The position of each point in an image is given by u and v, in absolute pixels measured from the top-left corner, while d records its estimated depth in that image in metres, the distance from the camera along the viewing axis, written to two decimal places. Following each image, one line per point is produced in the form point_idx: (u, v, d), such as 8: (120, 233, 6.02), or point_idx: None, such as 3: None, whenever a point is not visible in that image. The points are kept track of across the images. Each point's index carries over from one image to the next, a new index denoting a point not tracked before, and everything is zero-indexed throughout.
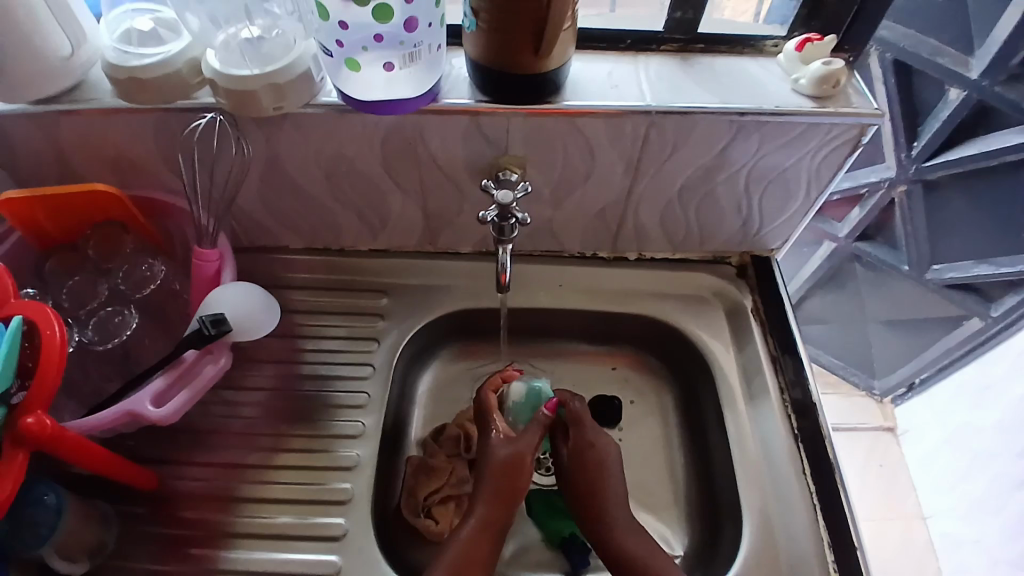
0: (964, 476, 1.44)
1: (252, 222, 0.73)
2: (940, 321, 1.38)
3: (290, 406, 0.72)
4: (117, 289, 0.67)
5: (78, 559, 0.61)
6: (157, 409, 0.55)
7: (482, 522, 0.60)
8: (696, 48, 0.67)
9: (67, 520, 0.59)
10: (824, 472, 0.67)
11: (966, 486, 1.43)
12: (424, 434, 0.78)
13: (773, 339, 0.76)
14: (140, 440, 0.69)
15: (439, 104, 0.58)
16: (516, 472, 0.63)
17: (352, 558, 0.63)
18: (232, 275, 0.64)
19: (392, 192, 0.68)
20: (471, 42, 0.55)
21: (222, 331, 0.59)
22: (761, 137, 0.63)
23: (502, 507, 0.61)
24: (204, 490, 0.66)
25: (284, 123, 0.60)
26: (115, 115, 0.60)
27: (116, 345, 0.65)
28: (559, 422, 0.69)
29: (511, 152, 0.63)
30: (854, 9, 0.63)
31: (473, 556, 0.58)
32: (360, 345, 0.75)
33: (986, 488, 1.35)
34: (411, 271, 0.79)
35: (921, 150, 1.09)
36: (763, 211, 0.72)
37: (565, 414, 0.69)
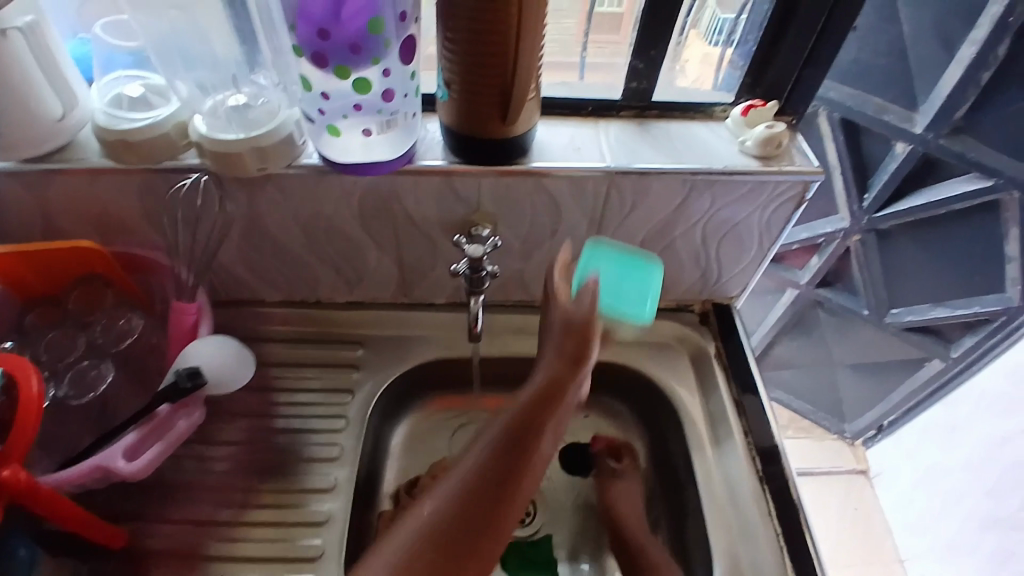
0: (938, 516, 1.47)
1: (232, 276, 0.75)
2: (902, 364, 1.43)
3: (262, 460, 0.72)
4: (94, 342, 0.68)
5: None
6: (128, 464, 0.56)
7: (491, 444, 0.53)
8: (652, 114, 0.73)
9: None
10: (789, 511, 0.69)
11: (942, 527, 1.46)
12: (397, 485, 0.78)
13: (735, 383, 0.79)
14: (113, 495, 0.69)
15: (413, 165, 0.61)
16: (524, 455, 0.53)
17: None
18: (208, 328, 0.66)
19: (370, 246, 0.71)
20: (444, 109, 0.59)
21: (197, 384, 0.60)
22: (712, 195, 0.68)
23: (525, 427, 0.54)
24: (175, 547, 0.66)
25: (266, 183, 0.63)
26: (103, 175, 0.62)
27: (92, 399, 0.65)
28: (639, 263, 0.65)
29: (482, 209, 0.67)
30: (793, 79, 0.70)
31: (474, 491, 0.50)
32: (335, 397, 0.76)
33: (963, 527, 1.38)
34: (386, 323, 0.81)
35: (871, 202, 1.17)
36: (720, 262, 0.77)
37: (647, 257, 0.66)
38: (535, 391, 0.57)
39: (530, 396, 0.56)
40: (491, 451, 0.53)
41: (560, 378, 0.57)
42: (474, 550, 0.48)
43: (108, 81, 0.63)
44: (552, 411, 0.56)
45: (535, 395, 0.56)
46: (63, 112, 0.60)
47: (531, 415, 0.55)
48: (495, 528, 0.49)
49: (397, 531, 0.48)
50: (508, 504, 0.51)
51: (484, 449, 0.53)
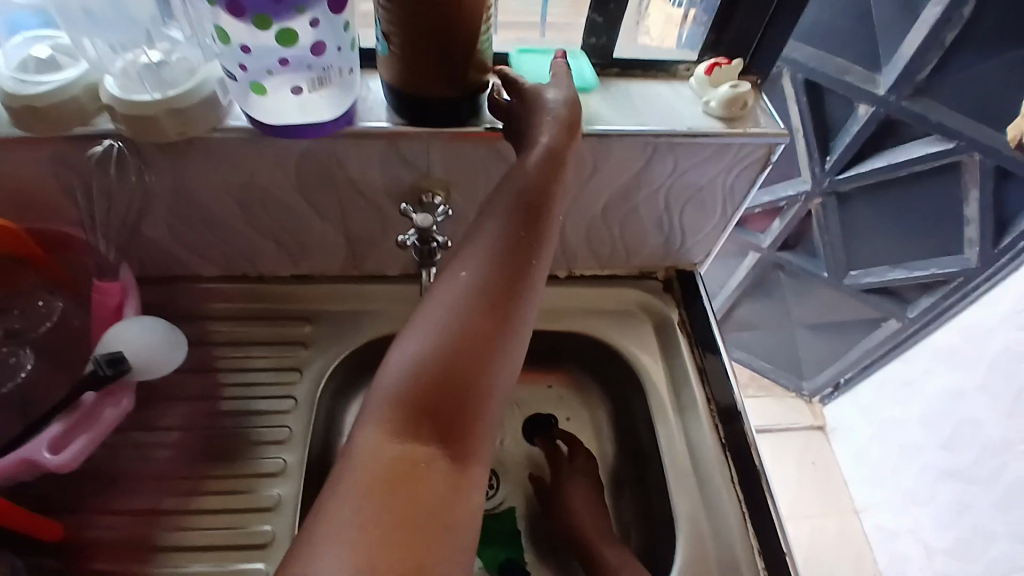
0: (892, 468, 1.51)
1: (164, 252, 0.70)
2: (860, 323, 1.45)
3: (207, 446, 0.68)
4: (12, 329, 0.63)
5: None
6: (54, 458, 0.52)
7: (482, 263, 0.45)
8: (612, 72, 0.69)
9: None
10: (752, 476, 0.68)
11: (895, 479, 1.50)
12: None
13: (697, 347, 0.77)
14: (45, 489, 0.64)
15: (355, 128, 0.57)
16: (524, 254, 0.46)
17: None
18: (135, 309, 0.60)
19: (313, 217, 0.67)
20: (385, 66, 0.54)
21: (120, 369, 0.55)
22: (676, 158, 0.65)
23: (525, 222, 0.47)
24: (117, 540, 0.62)
25: (191, 149, 0.57)
26: (5, 144, 0.56)
27: (14, 389, 0.61)
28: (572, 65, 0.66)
29: (433, 175, 0.62)
30: (758, 35, 0.66)
31: (471, 329, 0.42)
32: (284, 377, 0.72)
33: (916, 479, 1.42)
34: (336, 297, 0.77)
35: (833, 164, 1.16)
36: (683, 228, 0.74)
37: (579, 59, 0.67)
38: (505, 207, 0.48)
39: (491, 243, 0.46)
40: (474, 273, 0.45)
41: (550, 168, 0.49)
42: (475, 383, 0.41)
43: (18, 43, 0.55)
44: (531, 231, 0.47)
45: (506, 206, 0.48)
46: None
47: (498, 221, 0.47)
48: (487, 365, 0.42)
49: (379, 384, 0.42)
50: (501, 323, 0.43)
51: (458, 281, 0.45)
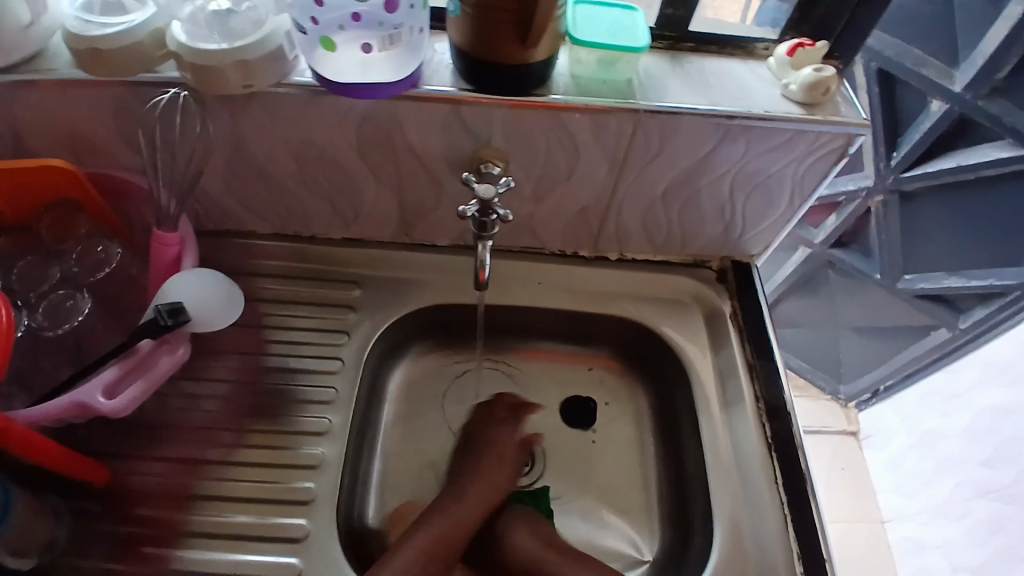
0: (928, 481, 1.46)
1: (218, 206, 0.70)
2: (908, 330, 1.39)
3: (253, 401, 0.69)
4: (70, 272, 0.64)
5: (30, 554, 0.57)
6: (107, 402, 0.52)
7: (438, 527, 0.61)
8: (686, 46, 0.66)
9: (23, 516, 0.56)
10: (797, 481, 0.66)
11: (929, 493, 1.46)
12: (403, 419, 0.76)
13: (749, 345, 0.74)
14: (93, 432, 0.66)
15: (419, 90, 0.55)
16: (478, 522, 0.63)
17: (311, 562, 0.60)
18: (192, 262, 0.60)
19: (367, 180, 0.66)
20: (455, 27, 0.53)
21: (180, 321, 0.55)
22: (748, 142, 0.61)
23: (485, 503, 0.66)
24: (161, 487, 0.63)
25: (252, 102, 0.56)
26: (73, 88, 0.56)
27: (68, 332, 0.61)
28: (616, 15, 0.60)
29: (492, 145, 0.60)
30: (846, 17, 0.63)
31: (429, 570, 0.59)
32: (330, 338, 0.72)
33: (952, 492, 1.38)
34: (385, 263, 0.76)
35: (899, 160, 1.10)
36: (745, 216, 0.71)
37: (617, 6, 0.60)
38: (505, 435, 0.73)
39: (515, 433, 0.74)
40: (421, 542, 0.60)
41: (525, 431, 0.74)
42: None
43: None
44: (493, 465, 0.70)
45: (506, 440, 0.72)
46: (30, 19, 0.55)
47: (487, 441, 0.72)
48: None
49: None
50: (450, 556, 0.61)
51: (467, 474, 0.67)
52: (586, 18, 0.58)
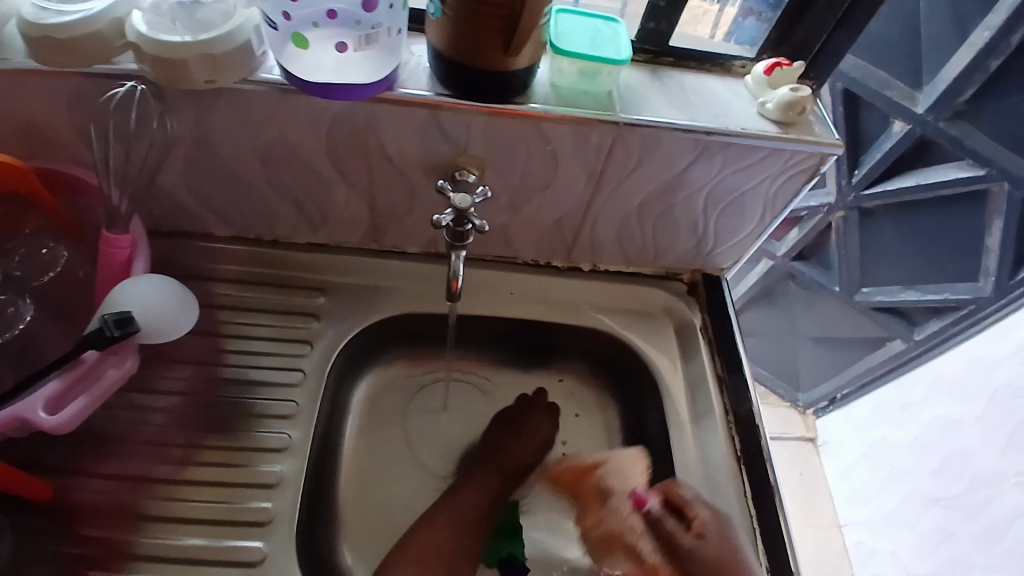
0: (878, 489, 1.49)
1: (176, 206, 0.66)
2: (865, 340, 1.42)
3: (209, 414, 0.65)
4: (13, 275, 0.59)
5: None
6: (49, 417, 0.49)
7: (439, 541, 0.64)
8: (666, 60, 0.65)
9: None
10: (766, 496, 0.65)
11: (879, 502, 1.49)
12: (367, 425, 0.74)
13: (720, 359, 0.74)
14: (33, 446, 0.61)
15: (394, 93, 0.53)
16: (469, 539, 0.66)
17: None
18: (144, 265, 0.56)
19: (337, 182, 0.63)
20: (435, 30, 0.51)
21: (127, 332, 0.50)
22: (725, 158, 0.61)
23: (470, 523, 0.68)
24: (107, 504, 0.59)
25: (217, 98, 0.53)
26: (18, 76, 0.52)
27: (13, 339, 0.57)
28: (597, 24, 0.58)
29: (470, 151, 0.58)
30: (822, 38, 0.63)
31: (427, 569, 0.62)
32: (292, 348, 0.69)
33: (902, 502, 1.41)
34: (351, 270, 0.73)
35: (860, 178, 1.12)
36: (719, 231, 0.71)
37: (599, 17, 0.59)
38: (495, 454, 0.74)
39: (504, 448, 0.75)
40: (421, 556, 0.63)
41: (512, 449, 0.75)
42: None
43: None
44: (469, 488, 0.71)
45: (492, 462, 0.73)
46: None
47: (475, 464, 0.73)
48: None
49: None
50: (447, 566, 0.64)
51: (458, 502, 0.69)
52: (567, 28, 0.57)
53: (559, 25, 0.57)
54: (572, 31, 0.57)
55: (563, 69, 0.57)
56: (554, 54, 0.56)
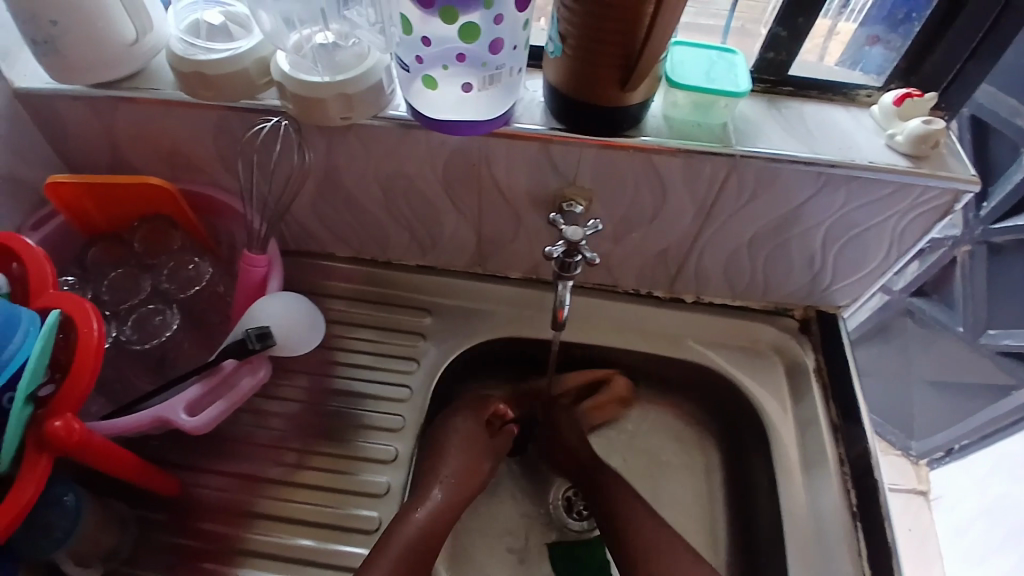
0: (998, 549, 1.25)
1: (302, 228, 0.72)
2: (988, 388, 1.20)
3: (320, 423, 0.69)
4: (161, 286, 0.66)
5: (90, 564, 0.60)
6: (190, 419, 0.54)
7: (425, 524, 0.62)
8: (785, 90, 0.64)
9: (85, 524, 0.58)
10: (882, 555, 0.61)
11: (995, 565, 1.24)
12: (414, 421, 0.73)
13: (835, 405, 0.70)
14: (164, 443, 0.68)
15: (509, 129, 0.55)
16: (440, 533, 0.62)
17: None
18: (278, 284, 0.61)
19: (449, 210, 0.66)
20: (553, 68, 0.52)
21: (267, 345, 0.56)
22: (847, 194, 0.59)
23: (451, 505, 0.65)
24: (224, 502, 0.65)
25: (346, 133, 0.58)
26: (174, 108, 0.58)
27: (156, 346, 0.63)
28: (715, 54, 0.58)
29: (578, 183, 0.59)
30: (954, 69, 0.60)
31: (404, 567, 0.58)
32: (400, 365, 0.73)
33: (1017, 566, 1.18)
34: (458, 293, 0.76)
35: (989, 211, 0.98)
36: (836, 266, 0.68)
37: (717, 47, 0.59)
38: (458, 474, 0.66)
39: (463, 465, 0.67)
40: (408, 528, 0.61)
41: (473, 468, 0.68)
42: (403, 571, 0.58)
43: (185, 7, 0.58)
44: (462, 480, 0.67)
45: (450, 484, 0.66)
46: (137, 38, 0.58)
47: (430, 480, 0.66)
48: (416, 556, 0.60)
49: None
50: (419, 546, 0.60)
51: (422, 520, 0.62)
52: (684, 61, 0.57)
53: (677, 58, 0.57)
54: (691, 64, 0.57)
55: (680, 104, 0.57)
56: (670, 88, 0.56)
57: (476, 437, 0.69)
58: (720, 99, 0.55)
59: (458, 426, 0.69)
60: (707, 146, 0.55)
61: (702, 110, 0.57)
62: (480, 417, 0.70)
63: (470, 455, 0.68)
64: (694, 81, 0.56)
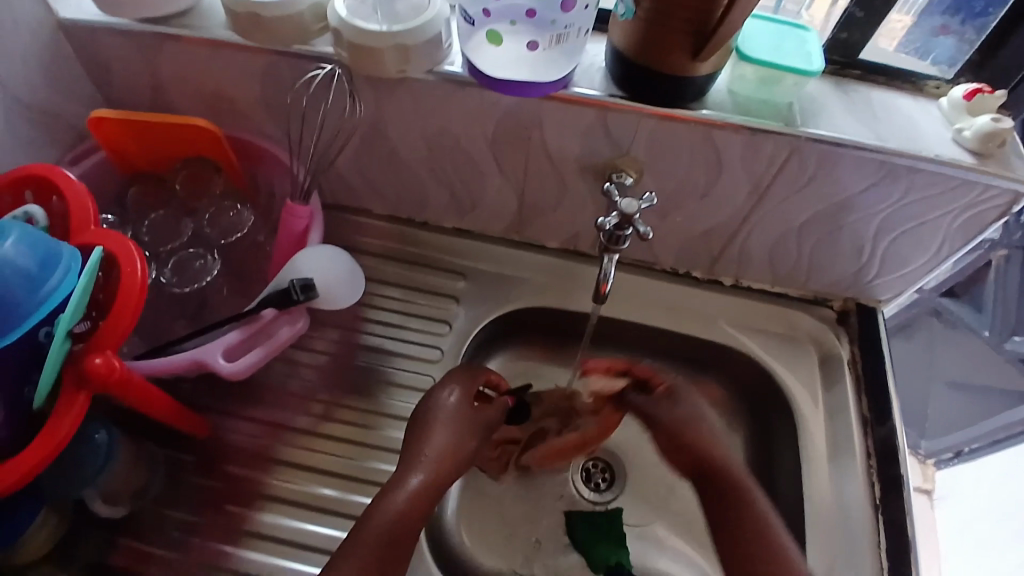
0: None
1: (342, 182, 0.71)
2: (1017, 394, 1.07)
3: (349, 377, 0.69)
4: (201, 230, 0.66)
5: (120, 501, 0.61)
6: (227, 364, 0.54)
7: (407, 505, 0.56)
8: (853, 73, 0.62)
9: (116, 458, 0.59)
10: (902, 550, 0.60)
11: None
12: (414, 380, 0.69)
13: (867, 399, 0.69)
14: (196, 386, 0.68)
15: (567, 92, 0.53)
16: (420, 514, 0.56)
17: None
18: (318, 236, 0.61)
19: (492, 173, 0.64)
20: (620, 31, 0.50)
21: (310, 298, 0.56)
22: (906, 185, 0.57)
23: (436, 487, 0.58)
24: (251, 447, 0.65)
25: (397, 87, 0.56)
26: (223, 50, 0.57)
27: (195, 291, 0.63)
28: (788, 29, 0.56)
29: (630, 154, 0.58)
30: None
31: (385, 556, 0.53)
32: (431, 326, 0.72)
33: None
34: (493, 258, 0.75)
35: None
36: (885, 259, 0.66)
37: (788, 21, 0.56)
38: (440, 454, 0.60)
39: (446, 445, 0.60)
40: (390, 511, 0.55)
41: (458, 448, 0.61)
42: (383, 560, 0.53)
43: None
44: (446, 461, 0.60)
45: (432, 465, 0.59)
46: None
47: (410, 460, 0.59)
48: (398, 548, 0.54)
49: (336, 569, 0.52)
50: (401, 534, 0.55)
51: (409, 501, 0.56)
52: (755, 34, 0.55)
53: (748, 30, 0.55)
54: (762, 38, 0.55)
55: (745, 80, 0.55)
56: (739, 61, 0.54)
57: (462, 413, 0.62)
58: (790, 75, 0.53)
59: (444, 399, 0.62)
60: (771, 123, 0.54)
61: (768, 86, 0.55)
62: (470, 389, 0.63)
63: (458, 436, 0.61)
64: (765, 56, 0.53)
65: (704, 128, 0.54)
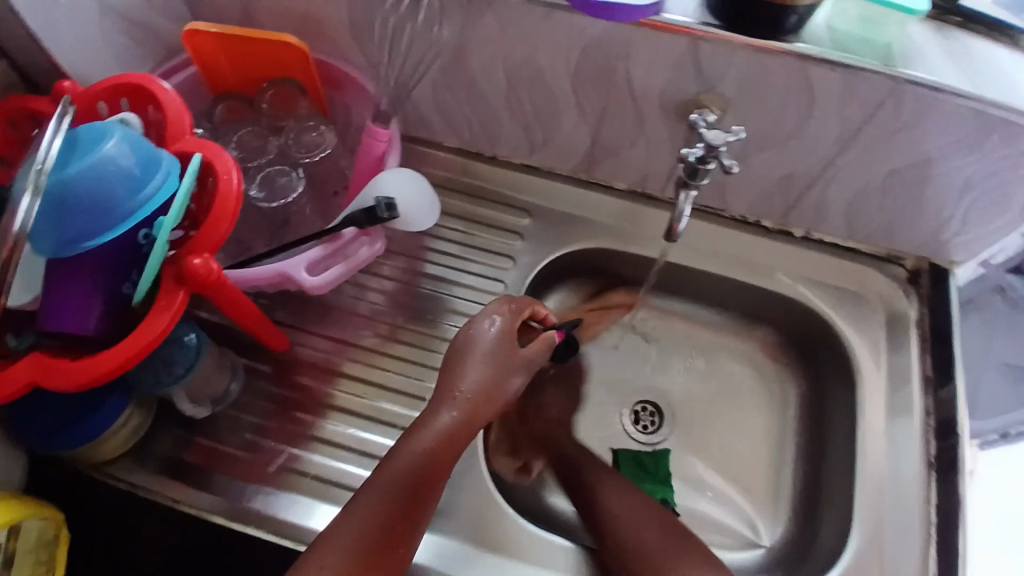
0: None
1: (416, 112, 0.71)
2: None
3: (414, 303, 0.71)
4: (287, 147, 0.67)
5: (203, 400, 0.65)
6: (310, 278, 0.56)
7: (437, 442, 0.54)
8: (953, 20, 0.59)
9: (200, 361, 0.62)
10: (952, 507, 0.61)
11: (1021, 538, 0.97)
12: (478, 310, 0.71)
13: (932, 360, 0.68)
14: (270, 301, 0.71)
15: (659, 19, 0.52)
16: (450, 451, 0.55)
17: (455, 494, 0.62)
18: (395, 161, 0.62)
19: (568, 108, 0.64)
20: None
21: (394, 217, 0.56)
22: (1000, 141, 0.54)
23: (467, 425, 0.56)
24: (321, 361, 0.68)
25: (482, 12, 0.56)
26: None
27: (280, 207, 0.65)
28: None
29: (716, 90, 0.56)
30: None
31: (409, 496, 0.52)
32: (496, 260, 0.73)
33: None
34: (560, 197, 0.75)
35: None
36: (965, 220, 0.64)
37: None
38: (474, 390, 0.57)
39: (481, 381, 0.58)
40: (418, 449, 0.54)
41: (495, 385, 0.58)
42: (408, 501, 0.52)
43: None
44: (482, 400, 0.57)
45: (466, 402, 0.57)
46: None
47: (443, 396, 0.57)
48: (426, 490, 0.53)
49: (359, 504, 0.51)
50: (429, 474, 0.53)
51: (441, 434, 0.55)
52: None
53: None
54: None
55: (845, 16, 0.53)
56: None
57: (503, 344, 0.60)
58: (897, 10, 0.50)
59: (485, 330, 0.60)
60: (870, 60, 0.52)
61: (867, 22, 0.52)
62: (513, 320, 0.61)
63: (499, 376, 0.59)
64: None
65: (798, 65, 0.52)
